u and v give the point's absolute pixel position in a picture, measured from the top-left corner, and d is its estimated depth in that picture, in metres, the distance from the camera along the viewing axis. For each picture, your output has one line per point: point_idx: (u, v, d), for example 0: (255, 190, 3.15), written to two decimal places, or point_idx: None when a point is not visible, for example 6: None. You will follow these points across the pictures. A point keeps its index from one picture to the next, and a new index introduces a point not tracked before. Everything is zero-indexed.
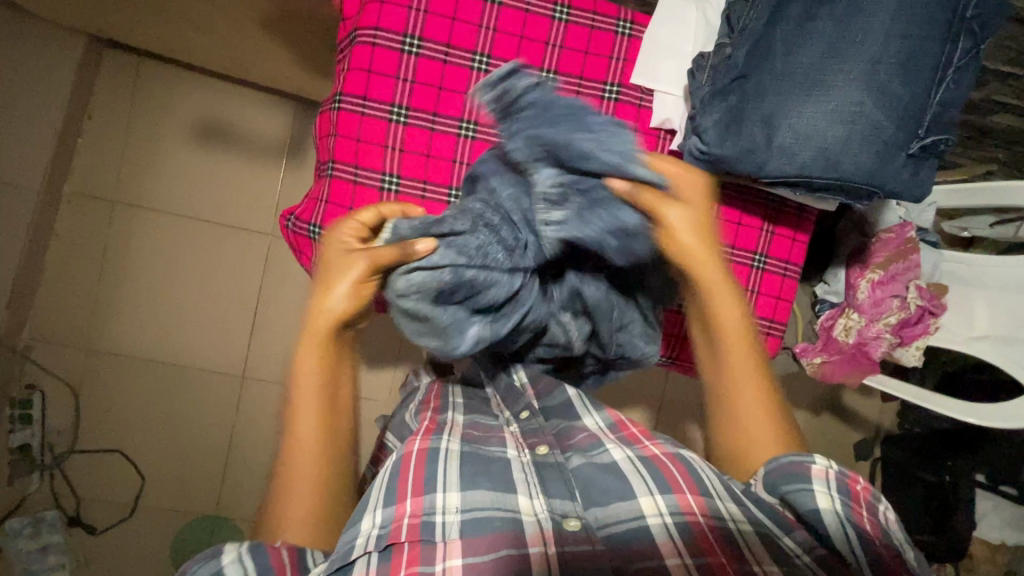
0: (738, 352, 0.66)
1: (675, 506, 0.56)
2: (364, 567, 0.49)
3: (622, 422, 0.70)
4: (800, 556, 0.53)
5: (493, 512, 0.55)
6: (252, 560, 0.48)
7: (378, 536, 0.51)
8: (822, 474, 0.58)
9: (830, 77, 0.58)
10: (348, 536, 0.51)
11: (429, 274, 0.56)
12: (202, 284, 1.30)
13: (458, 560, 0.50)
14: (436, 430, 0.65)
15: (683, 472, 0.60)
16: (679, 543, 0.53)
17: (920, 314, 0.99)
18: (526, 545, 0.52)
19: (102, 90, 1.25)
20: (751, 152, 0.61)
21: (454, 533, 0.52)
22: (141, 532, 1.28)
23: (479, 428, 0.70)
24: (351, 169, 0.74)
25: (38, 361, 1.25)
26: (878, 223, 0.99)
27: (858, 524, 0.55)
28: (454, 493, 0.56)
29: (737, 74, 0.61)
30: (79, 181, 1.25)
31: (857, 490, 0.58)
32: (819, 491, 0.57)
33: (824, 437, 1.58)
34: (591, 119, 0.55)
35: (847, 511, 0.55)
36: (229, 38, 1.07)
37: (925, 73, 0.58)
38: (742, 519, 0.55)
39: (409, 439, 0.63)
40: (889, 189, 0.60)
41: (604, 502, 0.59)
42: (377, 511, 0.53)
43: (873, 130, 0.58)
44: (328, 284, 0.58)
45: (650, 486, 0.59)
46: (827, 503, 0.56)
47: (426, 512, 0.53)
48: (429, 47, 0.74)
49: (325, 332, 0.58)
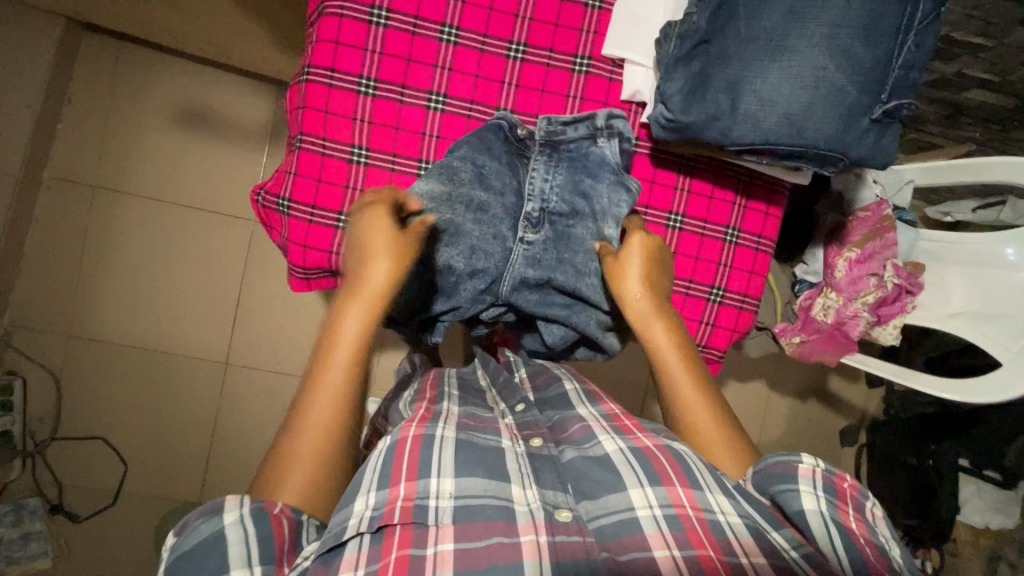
0: (684, 385, 0.65)
1: (666, 499, 0.50)
2: (354, 549, 0.46)
3: (616, 413, 0.64)
4: (789, 552, 0.48)
5: (487, 500, 0.50)
6: (254, 528, 0.46)
7: (372, 518, 0.48)
8: (809, 474, 0.52)
9: (792, 42, 0.63)
10: (341, 517, 0.48)
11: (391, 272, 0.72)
12: (186, 271, 1.30)
13: (450, 544, 0.46)
14: (431, 418, 0.60)
15: (676, 466, 0.54)
16: (667, 535, 0.48)
17: (897, 293, 1.00)
18: (518, 535, 0.47)
19: (83, 74, 1.24)
20: (715, 119, 0.66)
21: (447, 518, 0.48)
22: (124, 520, 1.28)
23: (475, 418, 0.64)
24: (319, 140, 0.76)
25: (20, 348, 1.24)
26: (855, 202, 0.99)
27: (842, 524, 0.49)
28: (449, 478, 0.51)
29: (700, 39, 0.66)
30: (60, 166, 1.24)
31: (843, 488, 0.52)
32: (804, 491, 0.51)
33: (810, 423, 1.58)
34: (594, 167, 0.77)
35: (833, 511, 0.50)
36: (203, 19, 1.06)
37: (886, 35, 0.62)
38: (732, 511, 0.50)
39: (401, 426, 0.58)
40: (854, 154, 0.65)
41: (596, 495, 0.52)
42: (371, 494, 0.50)
43: (837, 94, 0.62)
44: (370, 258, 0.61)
45: (641, 477, 0.52)
46: (812, 504, 0.50)
47: (420, 496, 0.50)
48: (397, 18, 0.75)
49: (375, 304, 0.60)
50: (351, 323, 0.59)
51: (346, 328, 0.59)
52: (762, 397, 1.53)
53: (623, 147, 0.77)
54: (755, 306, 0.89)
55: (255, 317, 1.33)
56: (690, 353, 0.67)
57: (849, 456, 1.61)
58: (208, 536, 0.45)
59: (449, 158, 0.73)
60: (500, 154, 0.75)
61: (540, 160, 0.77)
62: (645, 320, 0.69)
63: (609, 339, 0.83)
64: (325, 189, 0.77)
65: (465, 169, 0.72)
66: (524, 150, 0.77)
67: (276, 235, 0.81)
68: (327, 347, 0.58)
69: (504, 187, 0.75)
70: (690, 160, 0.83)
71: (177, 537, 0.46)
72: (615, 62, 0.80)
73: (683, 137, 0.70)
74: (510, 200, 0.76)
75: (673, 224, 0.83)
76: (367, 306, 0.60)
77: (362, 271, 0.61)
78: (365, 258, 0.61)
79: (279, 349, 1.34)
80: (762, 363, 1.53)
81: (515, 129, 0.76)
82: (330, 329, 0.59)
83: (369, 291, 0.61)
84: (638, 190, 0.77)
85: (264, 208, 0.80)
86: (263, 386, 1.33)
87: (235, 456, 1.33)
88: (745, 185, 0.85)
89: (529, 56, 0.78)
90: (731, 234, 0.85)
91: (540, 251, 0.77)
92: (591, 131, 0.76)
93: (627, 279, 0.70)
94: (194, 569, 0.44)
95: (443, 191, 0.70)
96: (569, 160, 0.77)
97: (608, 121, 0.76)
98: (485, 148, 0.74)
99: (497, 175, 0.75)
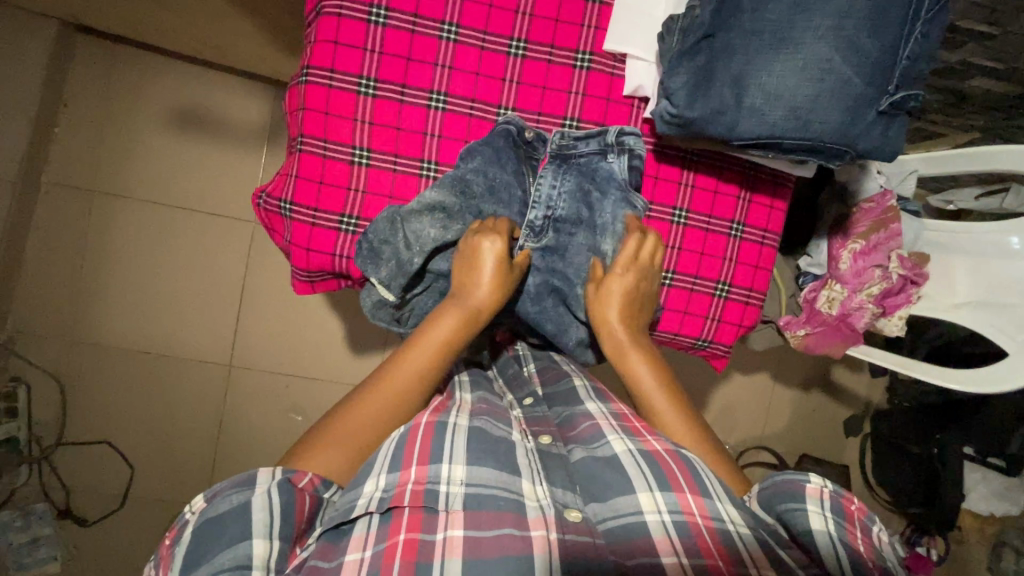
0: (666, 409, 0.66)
1: (675, 504, 0.50)
2: (363, 529, 0.47)
3: (626, 414, 0.64)
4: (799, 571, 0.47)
5: (498, 490, 0.49)
6: (279, 497, 0.48)
7: (381, 499, 0.49)
8: (816, 494, 0.53)
9: (797, 34, 0.62)
10: (351, 496, 0.50)
11: (393, 271, 0.72)
12: (188, 274, 1.29)
13: (459, 530, 0.46)
14: (445, 408, 0.60)
15: (686, 473, 0.53)
16: (676, 541, 0.47)
17: (903, 284, 0.99)
18: (528, 529, 0.47)
19: (77, 77, 1.23)
20: (720, 113, 0.65)
21: (457, 504, 0.49)
22: (132, 522, 1.28)
23: (490, 403, 0.64)
24: (320, 142, 0.75)
25: (22, 354, 1.24)
26: (861, 193, 0.99)
27: (850, 546, 0.50)
28: (461, 466, 0.51)
29: (704, 33, 0.65)
30: (57, 171, 1.23)
31: (851, 510, 0.53)
32: (812, 511, 0.52)
33: (813, 413, 1.58)
34: (599, 181, 0.77)
35: (841, 532, 0.50)
36: (199, 20, 1.05)
37: (892, 25, 0.61)
38: (741, 522, 0.49)
39: (415, 416, 0.59)
40: (860, 147, 0.64)
41: (605, 498, 0.52)
42: (381, 475, 0.51)
43: (843, 86, 0.61)
44: (475, 276, 0.68)
45: (649, 481, 0.52)
46: (820, 523, 0.51)
47: (431, 480, 0.50)
48: (396, 17, 0.74)
49: (471, 313, 0.67)
50: (445, 323, 0.66)
51: (439, 326, 0.66)
52: (765, 389, 1.54)
53: (633, 163, 0.77)
54: (761, 301, 0.89)
55: (258, 319, 1.32)
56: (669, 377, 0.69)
57: (853, 446, 1.62)
58: (235, 504, 0.47)
59: (462, 170, 0.73)
60: (510, 164, 0.75)
61: (549, 170, 0.76)
62: (622, 347, 0.71)
63: (589, 354, 0.83)
64: (328, 192, 0.76)
65: (477, 181, 0.73)
66: (533, 152, 0.78)
67: (279, 238, 0.80)
68: (417, 341, 0.65)
69: (512, 199, 0.76)
70: (693, 154, 0.82)
71: (207, 502, 0.49)
72: (617, 57, 0.79)
73: (688, 133, 0.70)
74: (518, 211, 0.76)
75: (677, 219, 0.83)
76: (464, 317, 0.67)
77: (468, 289, 0.68)
78: (474, 279, 0.68)
79: (283, 351, 1.34)
80: (765, 355, 1.52)
81: (521, 132, 0.76)
82: (424, 326, 0.67)
83: (468, 305, 0.67)
84: (642, 208, 0.78)
85: (266, 211, 0.79)
86: (267, 387, 1.33)
87: (241, 457, 1.33)
88: (749, 178, 0.84)
89: (530, 52, 0.78)
90: (736, 228, 0.85)
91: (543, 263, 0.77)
92: (602, 147, 0.76)
93: (606, 309, 0.71)
94: (220, 533, 0.46)
95: (454, 204, 0.73)
96: (579, 173, 0.77)
97: (619, 138, 0.76)
98: (496, 159, 0.74)
99: (506, 187, 0.75)
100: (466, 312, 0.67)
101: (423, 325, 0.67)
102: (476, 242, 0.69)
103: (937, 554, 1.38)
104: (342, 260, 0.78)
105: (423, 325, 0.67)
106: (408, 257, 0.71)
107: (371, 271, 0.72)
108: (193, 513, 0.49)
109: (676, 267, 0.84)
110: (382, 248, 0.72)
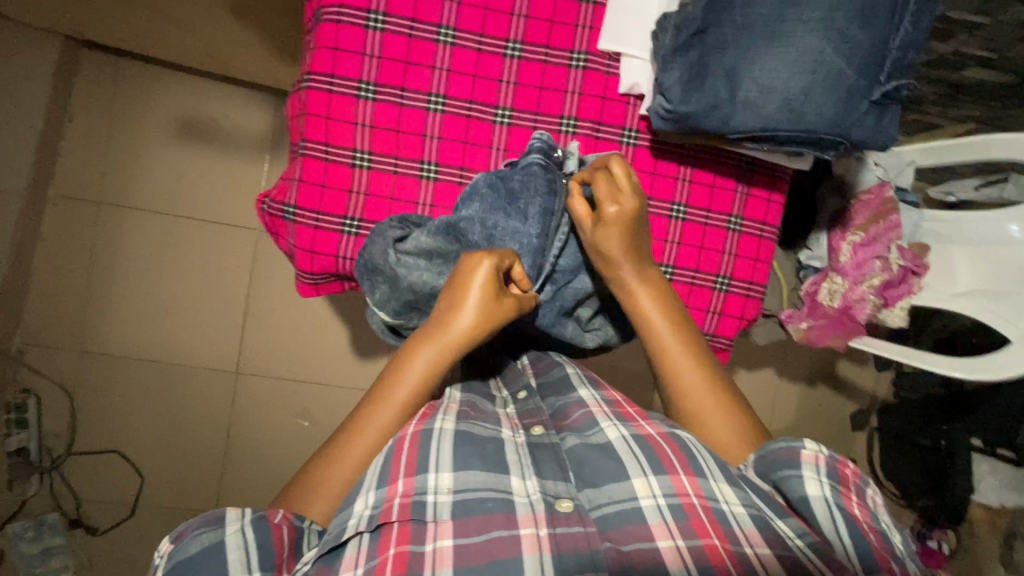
0: (699, 387, 0.64)
1: (670, 488, 0.50)
2: (354, 550, 0.48)
3: (618, 400, 0.64)
4: (794, 539, 0.47)
5: (486, 492, 0.50)
6: (253, 534, 0.48)
7: (370, 517, 0.49)
8: (811, 459, 0.52)
9: (790, 26, 0.63)
10: (342, 518, 0.50)
11: (388, 295, 0.74)
12: (194, 282, 1.31)
13: (449, 540, 0.47)
14: (432, 413, 0.61)
15: (680, 454, 0.53)
16: (671, 525, 0.48)
17: (903, 275, 1.00)
18: (518, 527, 0.48)
19: (83, 92, 1.25)
20: (715, 107, 0.67)
21: (445, 513, 0.49)
22: (142, 530, 1.29)
23: (476, 408, 0.64)
24: (322, 146, 0.76)
25: (32, 365, 1.25)
26: (858, 185, 1.01)
27: (846, 510, 0.49)
28: (447, 473, 0.52)
29: (697, 28, 0.66)
30: (66, 184, 1.25)
31: (846, 474, 0.52)
32: (807, 476, 0.51)
33: (820, 408, 1.58)
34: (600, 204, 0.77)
35: (837, 496, 0.50)
36: (203, 33, 1.07)
37: (882, 17, 0.62)
38: (735, 499, 0.50)
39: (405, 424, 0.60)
40: (855, 136, 0.65)
41: (598, 485, 0.52)
42: (371, 492, 0.51)
43: (835, 77, 0.62)
44: (459, 305, 0.64)
45: (642, 465, 0.52)
46: (817, 489, 0.50)
47: (418, 491, 0.50)
48: (394, 22, 0.76)
49: (448, 349, 0.64)
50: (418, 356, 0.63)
51: (415, 362, 0.63)
52: (770, 384, 1.54)
53: None
54: (761, 293, 0.89)
55: (265, 325, 1.34)
56: (708, 363, 0.66)
57: (861, 440, 1.61)
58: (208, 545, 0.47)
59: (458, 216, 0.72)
60: (523, 210, 0.72)
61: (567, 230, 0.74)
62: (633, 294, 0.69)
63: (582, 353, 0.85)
64: (329, 194, 0.77)
65: (474, 230, 0.72)
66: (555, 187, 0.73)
67: (283, 242, 0.82)
68: (394, 366, 0.64)
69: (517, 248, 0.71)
70: (691, 150, 0.83)
71: (173, 545, 0.49)
72: (612, 56, 0.80)
73: (684, 128, 0.72)
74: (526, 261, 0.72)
75: (675, 214, 0.84)
76: (440, 350, 0.64)
77: (449, 318, 0.64)
78: (458, 302, 0.64)
79: (290, 356, 1.35)
80: (770, 350, 1.53)
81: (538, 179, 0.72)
82: (405, 349, 0.65)
83: (446, 337, 0.64)
84: None
85: (270, 215, 0.81)
86: (275, 392, 1.34)
87: (249, 461, 1.34)
88: (747, 172, 0.85)
89: (527, 53, 0.79)
90: (734, 222, 0.85)
91: (562, 271, 0.76)
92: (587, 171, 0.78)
93: (609, 240, 0.68)
94: (193, 573, 0.46)
95: (450, 249, 0.73)
96: None
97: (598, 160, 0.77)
98: (500, 205, 0.72)
99: (510, 235, 0.72)
100: (444, 345, 0.64)
101: (399, 357, 0.64)
102: (464, 266, 0.65)
103: (948, 547, 1.38)
104: (346, 262, 0.79)
105: (403, 351, 0.65)
106: (401, 290, 0.72)
107: (370, 290, 0.75)
108: (161, 558, 0.49)
109: (676, 261, 0.84)
110: (377, 273, 0.74)
